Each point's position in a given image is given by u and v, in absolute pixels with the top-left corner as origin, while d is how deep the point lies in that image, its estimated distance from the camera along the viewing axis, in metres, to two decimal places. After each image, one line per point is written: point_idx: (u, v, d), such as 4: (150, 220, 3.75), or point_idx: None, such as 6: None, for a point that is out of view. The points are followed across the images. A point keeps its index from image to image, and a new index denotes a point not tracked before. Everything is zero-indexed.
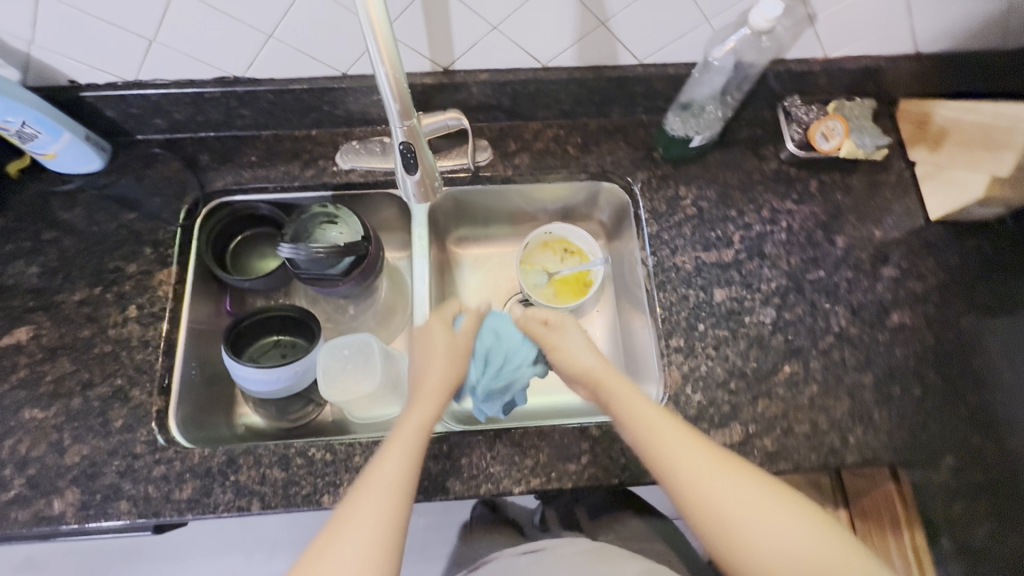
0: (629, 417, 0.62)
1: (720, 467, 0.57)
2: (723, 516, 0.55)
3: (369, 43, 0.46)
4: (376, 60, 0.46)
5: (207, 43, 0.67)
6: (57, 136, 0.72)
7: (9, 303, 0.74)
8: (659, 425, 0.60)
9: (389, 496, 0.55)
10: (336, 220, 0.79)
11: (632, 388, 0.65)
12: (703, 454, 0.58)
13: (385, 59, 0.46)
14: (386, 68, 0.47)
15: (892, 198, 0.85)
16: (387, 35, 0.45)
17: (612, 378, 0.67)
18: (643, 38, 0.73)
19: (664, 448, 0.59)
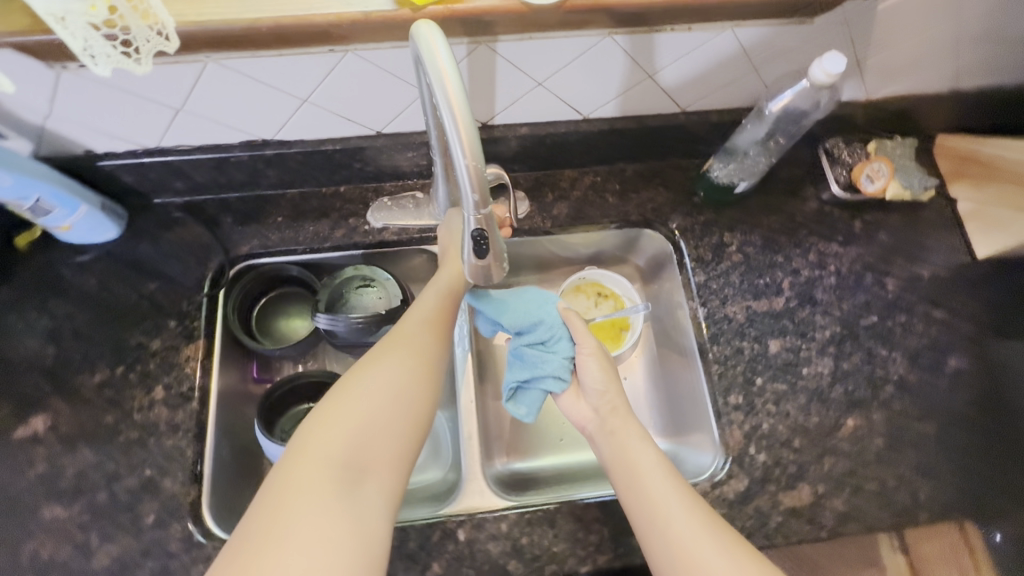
0: (626, 456, 0.61)
1: (705, 524, 0.55)
2: (694, 571, 0.52)
3: (447, 128, 0.39)
4: (454, 145, 0.40)
5: (238, 112, 0.63)
6: (72, 209, 0.68)
7: (21, 390, 0.68)
8: (654, 473, 0.59)
9: (401, 392, 0.55)
10: (373, 281, 0.75)
11: (639, 433, 0.63)
12: (688, 505, 0.56)
13: (464, 143, 0.39)
14: (463, 153, 0.40)
15: (938, 237, 0.83)
16: (467, 117, 0.39)
17: (620, 417, 0.65)
18: (689, 88, 0.70)
19: (649, 492, 0.58)
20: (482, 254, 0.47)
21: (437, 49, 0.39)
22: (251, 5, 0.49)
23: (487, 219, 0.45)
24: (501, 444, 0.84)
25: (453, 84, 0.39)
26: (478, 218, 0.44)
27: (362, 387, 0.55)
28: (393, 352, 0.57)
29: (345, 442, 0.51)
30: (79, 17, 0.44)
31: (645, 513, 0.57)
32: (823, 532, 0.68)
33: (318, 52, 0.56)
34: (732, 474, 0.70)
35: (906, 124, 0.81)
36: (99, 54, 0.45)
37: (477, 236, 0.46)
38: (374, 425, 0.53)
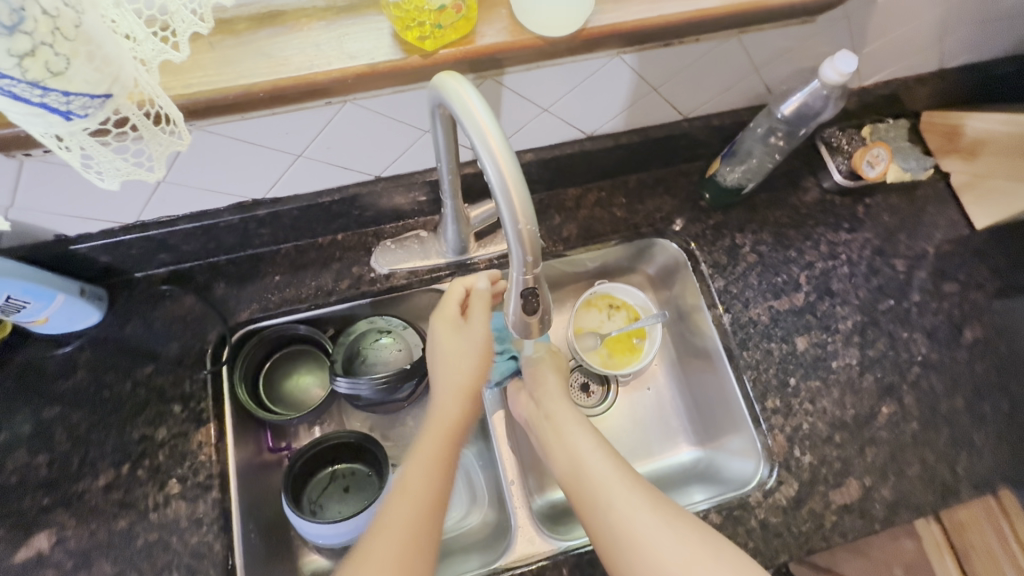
0: (565, 439, 0.66)
1: (636, 492, 0.59)
2: (626, 531, 0.56)
3: (496, 189, 0.38)
4: (504, 208, 0.39)
5: (227, 176, 0.58)
6: (49, 300, 0.61)
7: (19, 505, 0.62)
8: (591, 452, 0.64)
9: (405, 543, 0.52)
10: (388, 332, 0.71)
11: (575, 418, 0.68)
12: (618, 475, 0.61)
13: (515, 206, 0.38)
14: (514, 217, 0.39)
15: (937, 212, 0.85)
16: (517, 178, 0.38)
17: (556, 402, 0.69)
18: (691, 96, 0.69)
19: (586, 467, 0.62)
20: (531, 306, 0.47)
21: (473, 104, 0.39)
22: (247, 71, 0.45)
23: (536, 278, 0.44)
24: (537, 477, 0.80)
25: (497, 143, 0.38)
26: (526, 278, 0.44)
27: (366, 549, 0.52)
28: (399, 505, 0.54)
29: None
30: (82, 130, 0.36)
31: (581, 485, 0.62)
32: (878, 523, 0.68)
33: (313, 106, 0.51)
34: (782, 479, 0.69)
35: (894, 106, 0.82)
36: (107, 168, 0.39)
37: (526, 292, 0.45)
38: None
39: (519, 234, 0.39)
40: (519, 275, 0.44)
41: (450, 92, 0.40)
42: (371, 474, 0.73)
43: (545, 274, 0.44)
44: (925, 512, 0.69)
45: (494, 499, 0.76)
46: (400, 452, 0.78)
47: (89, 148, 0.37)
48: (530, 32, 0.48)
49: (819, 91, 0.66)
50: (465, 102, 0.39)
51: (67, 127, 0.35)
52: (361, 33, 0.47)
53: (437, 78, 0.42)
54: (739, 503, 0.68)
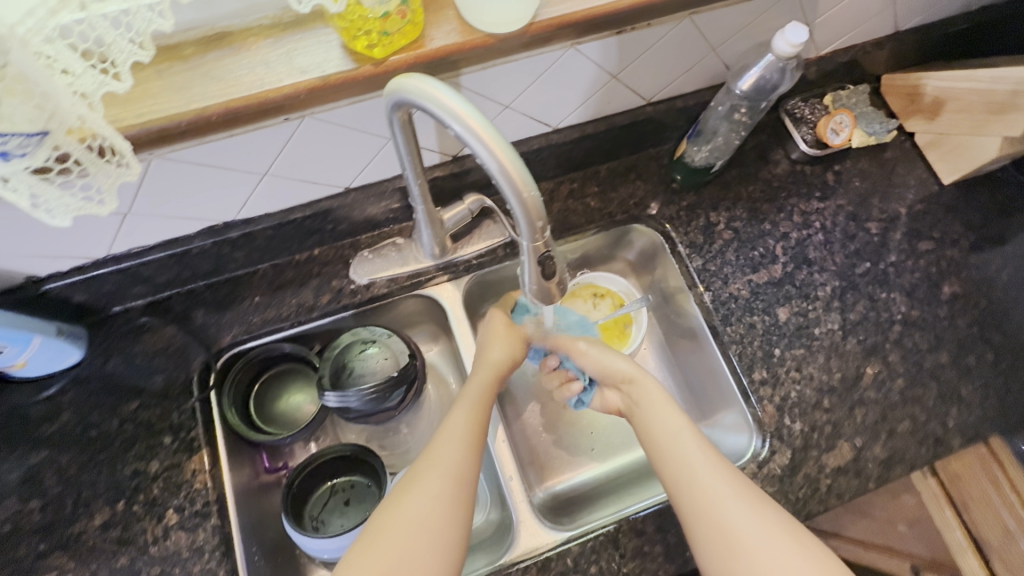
0: (655, 409, 0.65)
1: (723, 473, 0.57)
2: (706, 507, 0.55)
3: (488, 164, 0.38)
4: (501, 179, 0.38)
5: (194, 201, 0.58)
6: (26, 345, 0.61)
7: (15, 553, 0.62)
8: (674, 428, 0.62)
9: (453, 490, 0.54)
10: (374, 341, 0.71)
11: (661, 397, 0.66)
12: (706, 454, 0.59)
13: (512, 175, 0.38)
14: (513, 185, 0.38)
15: (904, 172, 0.86)
16: (504, 148, 0.37)
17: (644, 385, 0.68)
18: (651, 80, 0.69)
19: (670, 442, 0.61)
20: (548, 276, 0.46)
21: (440, 93, 0.38)
22: (197, 94, 0.45)
23: (546, 241, 0.43)
24: (537, 471, 0.81)
25: (476, 122, 0.38)
26: (537, 244, 0.43)
27: (414, 494, 0.53)
28: (441, 457, 0.56)
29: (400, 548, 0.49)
30: (23, 170, 0.37)
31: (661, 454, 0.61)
32: (873, 482, 0.69)
33: (273, 123, 0.51)
34: (775, 448, 0.70)
35: (854, 71, 0.83)
36: (54, 204, 0.39)
37: (541, 259, 0.44)
38: (438, 525, 0.51)
39: (524, 201, 0.39)
40: (529, 244, 0.43)
41: (410, 89, 0.39)
42: (371, 485, 0.73)
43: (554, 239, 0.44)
44: (919, 466, 0.70)
45: (496, 498, 0.75)
46: (396, 460, 0.79)
47: (33, 186, 0.38)
48: (480, 31, 0.49)
49: (774, 64, 0.66)
50: (430, 94, 0.39)
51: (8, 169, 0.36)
52: (310, 46, 0.47)
53: (390, 83, 0.41)
54: None
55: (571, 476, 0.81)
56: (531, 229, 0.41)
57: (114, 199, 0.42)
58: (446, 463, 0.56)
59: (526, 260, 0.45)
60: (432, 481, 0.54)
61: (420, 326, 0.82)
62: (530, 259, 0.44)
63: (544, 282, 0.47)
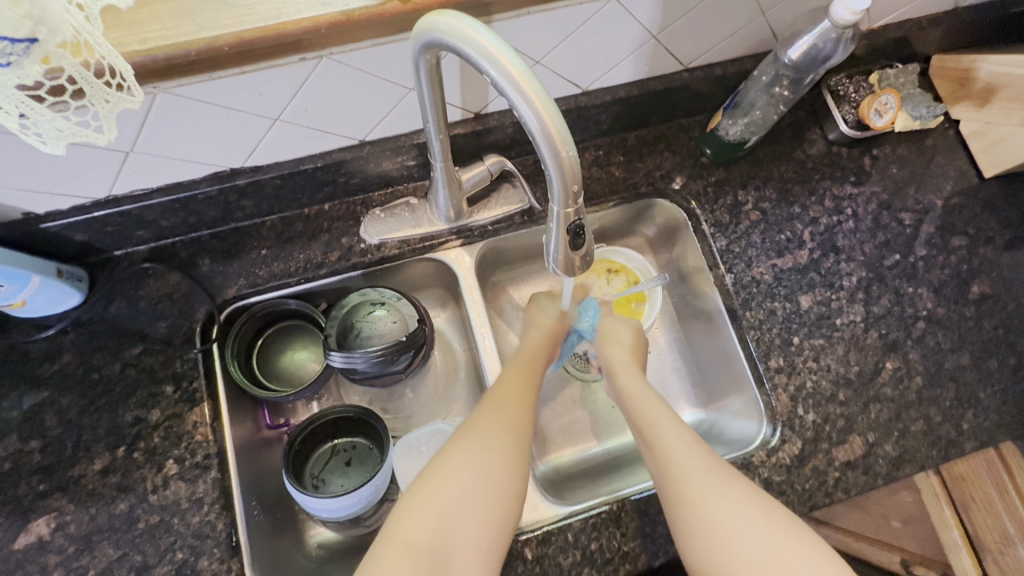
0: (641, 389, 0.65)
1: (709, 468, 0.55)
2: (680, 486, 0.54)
3: (526, 119, 0.35)
4: (539, 136, 0.35)
5: (201, 143, 0.55)
6: (24, 283, 0.59)
7: (14, 492, 0.61)
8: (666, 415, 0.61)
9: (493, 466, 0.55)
10: (382, 304, 0.68)
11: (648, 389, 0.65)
12: (695, 452, 0.56)
13: (551, 132, 0.35)
14: (552, 144, 0.36)
15: (945, 162, 0.82)
16: (545, 100, 0.35)
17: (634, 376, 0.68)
18: (693, 42, 0.65)
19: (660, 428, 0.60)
20: (577, 245, 0.43)
21: (477, 35, 0.35)
22: (207, 21, 0.41)
23: (578, 209, 0.41)
24: (540, 445, 0.80)
25: (515, 67, 0.35)
26: (569, 211, 0.40)
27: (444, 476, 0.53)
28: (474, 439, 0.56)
29: (430, 529, 0.50)
30: (9, 84, 0.32)
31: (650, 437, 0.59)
32: (881, 479, 0.68)
33: (287, 62, 0.47)
34: (785, 438, 0.69)
35: (905, 48, 0.78)
36: (47, 129, 0.35)
37: (571, 228, 0.42)
38: (473, 513, 0.52)
39: (560, 161, 0.36)
40: (560, 211, 0.40)
41: (443, 29, 0.36)
42: (372, 447, 0.72)
43: (585, 206, 0.41)
44: (928, 467, 0.69)
45: None
46: (399, 423, 0.78)
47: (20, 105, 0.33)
48: None
49: (830, 32, 0.60)
50: (465, 35, 0.35)
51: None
52: None
53: (421, 21, 0.38)
54: (743, 465, 0.68)
55: (574, 451, 0.80)
56: (565, 194, 0.38)
57: (114, 129, 0.38)
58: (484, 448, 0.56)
59: (554, 228, 0.42)
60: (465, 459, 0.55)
61: (429, 290, 0.79)
62: (558, 221, 0.41)
63: (571, 252, 0.44)
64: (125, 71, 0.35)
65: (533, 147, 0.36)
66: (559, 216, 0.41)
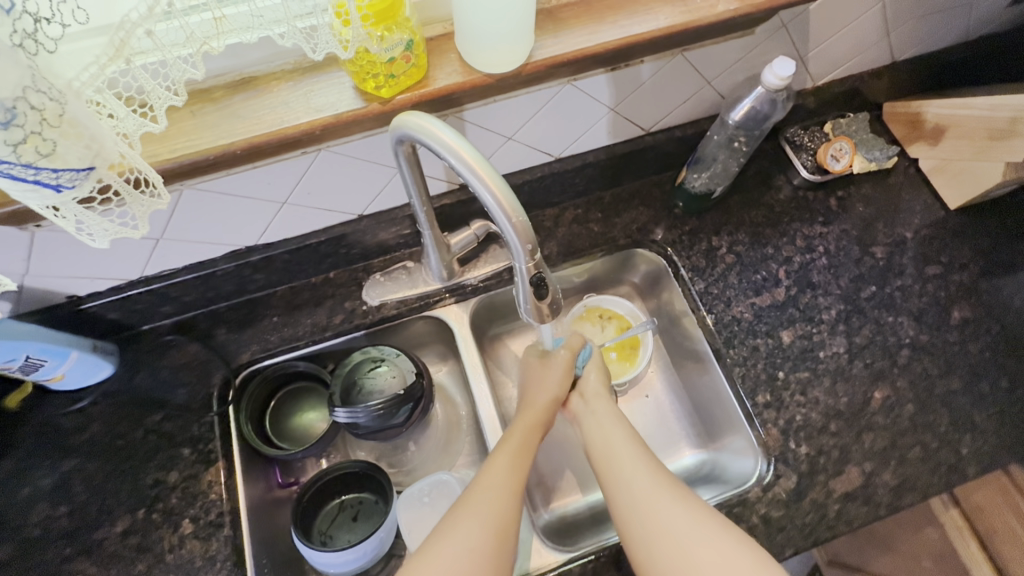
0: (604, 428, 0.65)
1: (680, 505, 0.56)
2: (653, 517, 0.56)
3: (481, 194, 0.42)
4: (494, 207, 0.42)
5: (221, 227, 0.63)
6: (64, 359, 0.66)
7: (42, 557, 0.65)
8: (626, 457, 0.61)
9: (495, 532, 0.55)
10: (383, 360, 0.74)
11: (614, 413, 0.67)
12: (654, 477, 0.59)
13: (503, 204, 0.42)
14: (504, 212, 0.42)
15: (908, 197, 0.86)
16: (496, 178, 0.42)
17: (603, 403, 0.69)
18: (649, 111, 0.73)
19: (620, 479, 0.59)
20: (543, 295, 0.49)
21: (436, 130, 0.43)
22: (224, 131, 0.50)
23: (538, 263, 0.47)
24: (542, 492, 0.81)
25: (470, 155, 0.42)
26: (530, 266, 0.46)
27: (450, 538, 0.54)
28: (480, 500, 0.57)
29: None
30: (71, 201, 0.40)
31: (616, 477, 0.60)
32: (883, 509, 0.68)
33: (291, 156, 0.56)
34: (780, 473, 0.70)
35: (854, 100, 0.86)
36: (96, 230, 0.43)
37: (534, 280, 0.48)
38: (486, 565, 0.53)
39: (513, 226, 0.43)
40: (522, 266, 0.46)
41: (411, 126, 0.44)
42: (378, 501, 0.75)
43: (546, 260, 0.47)
44: (931, 495, 0.69)
45: None
46: (404, 477, 0.81)
47: (79, 215, 0.41)
48: (479, 72, 0.53)
49: (765, 95, 0.69)
50: (429, 130, 0.43)
51: (60, 199, 0.39)
52: (326, 88, 0.53)
53: (395, 119, 0.46)
54: (739, 501, 0.69)
55: (577, 499, 0.81)
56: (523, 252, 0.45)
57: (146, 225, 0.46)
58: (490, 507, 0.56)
59: (520, 281, 0.48)
60: (469, 524, 0.55)
61: (429, 346, 0.85)
62: (524, 276, 0.48)
63: (539, 302, 0.50)
64: (156, 179, 0.43)
65: (490, 216, 0.43)
66: (524, 270, 0.47)
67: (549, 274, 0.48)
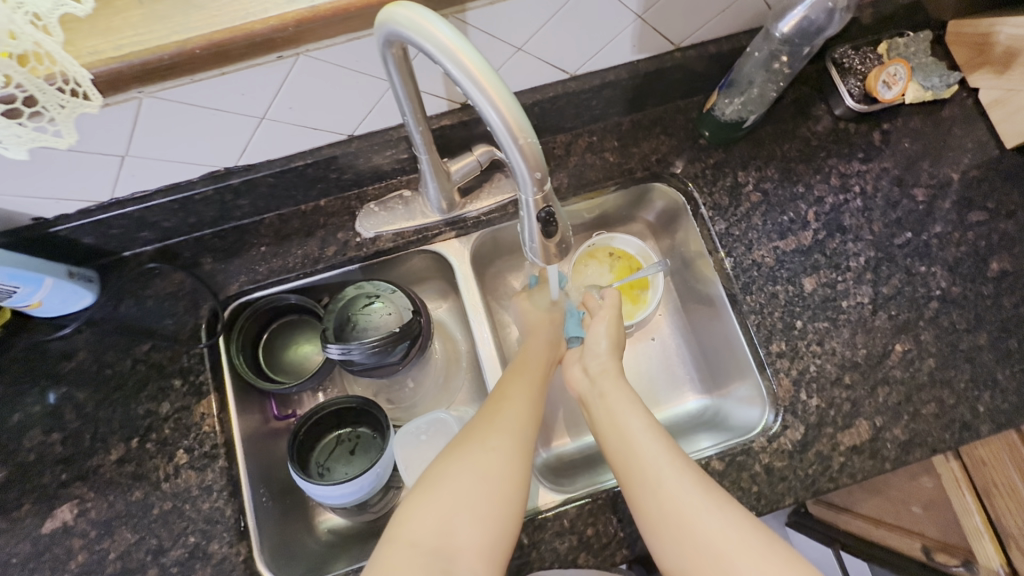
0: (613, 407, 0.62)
1: (678, 461, 0.56)
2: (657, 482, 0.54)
3: (484, 111, 0.35)
4: (497, 127, 0.36)
5: (194, 144, 0.56)
6: (38, 285, 0.62)
7: (39, 481, 0.65)
8: (635, 422, 0.60)
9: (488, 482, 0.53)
10: (378, 296, 0.69)
11: (627, 394, 0.63)
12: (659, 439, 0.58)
13: (509, 122, 0.36)
14: (510, 133, 0.36)
15: (962, 134, 0.78)
16: (503, 94, 0.35)
17: (609, 381, 0.65)
18: (682, 22, 0.63)
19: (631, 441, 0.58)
20: (553, 235, 0.44)
21: (432, 27, 0.35)
22: (179, 25, 0.43)
23: (547, 196, 0.41)
24: (541, 432, 0.80)
25: (470, 60, 0.35)
26: (537, 198, 0.41)
27: (447, 488, 0.52)
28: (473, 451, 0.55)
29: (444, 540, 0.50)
30: None
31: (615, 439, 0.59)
32: (890, 463, 0.66)
33: (265, 61, 0.48)
34: (788, 424, 0.68)
35: (916, 15, 0.74)
36: (6, 136, 0.37)
37: (542, 215, 0.43)
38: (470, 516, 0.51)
39: (520, 149, 0.37)
40: (529, 198, 0.41)
41: (400, 22, 0.36)
42: (375, 436, 0.74)
43: (557, 193, 0.41)
44: (942, 451, 0.66)
45: None
46: (401, 413, 0.80)
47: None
48: None
49: (822, 2, 0.59)
50: (421, 28, 0.36)
51: None
52: None
53: (379, 13, 0.38)
54: (742, 450, 0.67)
55: (577, 438, 0.80)
56: (529, 181, 0.39)
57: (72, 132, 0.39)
58: (494, 471, 0.53)
59: (526, 217, 0.43)
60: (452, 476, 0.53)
61: (428, 282, 0.80)
62: (531, 210, 0.42)
63: (546, 240, 0.45)
64: (80, 77, 0.37)
65: (494, 137, 0.37)
66: (533, 204, 0.42)
67: (559, 209, 0.42)
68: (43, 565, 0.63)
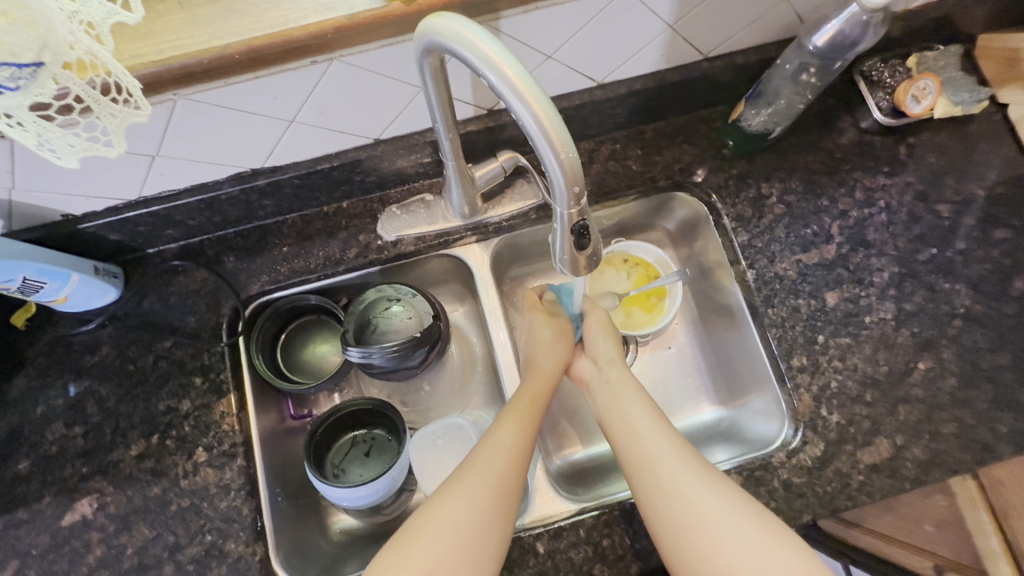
0: (619, 402, 0.62)
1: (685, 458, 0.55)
2: (663, 483, 0.53)
3: (524, 120, 0.36)
4: (538, 137, 0.36)
5: (223, 145, 0.57)
6: (65, 280, 0.63)
7: (59, 475, 0.66)
8: (642, 421, 0.59)
9: (495, 496, 0.53)
10: (398, 300, 0.70)
11: (630, 382, 0.64)
12: (666, 439, 0.57)
13: (549, 132, 0.36)
14: (551, 144, 0.36)
15: (989, 151, 0.77)
16: (542, 103, 0.35)
17: (617, 369, 0.67)
18: (712, 32, 0.63)
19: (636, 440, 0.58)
20: (585, 247, 0.44)
21: (476, 39, 0.35)
22: (219, 29, 0.43)
23: (582, 209, 0.41)
24: (556, 439, 0.80)
25: (513, 72, 0.35)
26: (572, 212, 0.41)
27: (454, 501, 0.52)
28: (485, 461, 0.55)
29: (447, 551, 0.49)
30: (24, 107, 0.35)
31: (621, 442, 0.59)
32: (909, 483, 0.66)
33: (299, 66, 0.48)
34: (807, 440, 0.67)
35: (946, 29, 0.74)
36: (59, 145, 0.38)
37: (576, 228, 0.42)
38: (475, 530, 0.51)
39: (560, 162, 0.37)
40: (564, 212, 0.41)
41: (443, 31, 0.36)
42: (391, 439, 0.74)
43: (591, 208, 0.41)
44: (961, 472, 0.66)
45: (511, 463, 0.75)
46: (417, 416, 0.80)
47: (37, 124, 0.36)
48: None
49: (858, 16, 0.58)
50: (465, 38, 0.36)
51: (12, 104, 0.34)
52: None
53: (421, 23, 0.38)
54: (760, 465, 0.67)
55: (591, 446, 0.80)
56: (567, 195, 0.39)
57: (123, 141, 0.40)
58: (503, 489, 0.53)
59: (560, 229, 0.43)
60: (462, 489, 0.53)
61: (447, 286, 0.80)
62: (566, 223, 0.42)
63: (577, 252, 0.44)
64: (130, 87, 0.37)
65: (534, 148, 0.37)
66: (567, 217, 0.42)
67: (593, 223, 0.42)
68: (62, 557, 0.63)
